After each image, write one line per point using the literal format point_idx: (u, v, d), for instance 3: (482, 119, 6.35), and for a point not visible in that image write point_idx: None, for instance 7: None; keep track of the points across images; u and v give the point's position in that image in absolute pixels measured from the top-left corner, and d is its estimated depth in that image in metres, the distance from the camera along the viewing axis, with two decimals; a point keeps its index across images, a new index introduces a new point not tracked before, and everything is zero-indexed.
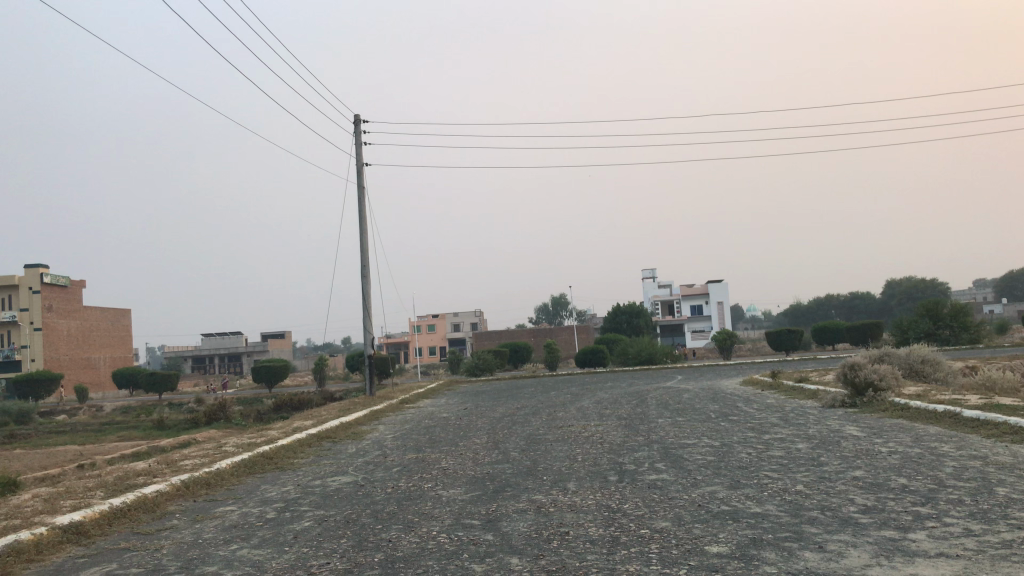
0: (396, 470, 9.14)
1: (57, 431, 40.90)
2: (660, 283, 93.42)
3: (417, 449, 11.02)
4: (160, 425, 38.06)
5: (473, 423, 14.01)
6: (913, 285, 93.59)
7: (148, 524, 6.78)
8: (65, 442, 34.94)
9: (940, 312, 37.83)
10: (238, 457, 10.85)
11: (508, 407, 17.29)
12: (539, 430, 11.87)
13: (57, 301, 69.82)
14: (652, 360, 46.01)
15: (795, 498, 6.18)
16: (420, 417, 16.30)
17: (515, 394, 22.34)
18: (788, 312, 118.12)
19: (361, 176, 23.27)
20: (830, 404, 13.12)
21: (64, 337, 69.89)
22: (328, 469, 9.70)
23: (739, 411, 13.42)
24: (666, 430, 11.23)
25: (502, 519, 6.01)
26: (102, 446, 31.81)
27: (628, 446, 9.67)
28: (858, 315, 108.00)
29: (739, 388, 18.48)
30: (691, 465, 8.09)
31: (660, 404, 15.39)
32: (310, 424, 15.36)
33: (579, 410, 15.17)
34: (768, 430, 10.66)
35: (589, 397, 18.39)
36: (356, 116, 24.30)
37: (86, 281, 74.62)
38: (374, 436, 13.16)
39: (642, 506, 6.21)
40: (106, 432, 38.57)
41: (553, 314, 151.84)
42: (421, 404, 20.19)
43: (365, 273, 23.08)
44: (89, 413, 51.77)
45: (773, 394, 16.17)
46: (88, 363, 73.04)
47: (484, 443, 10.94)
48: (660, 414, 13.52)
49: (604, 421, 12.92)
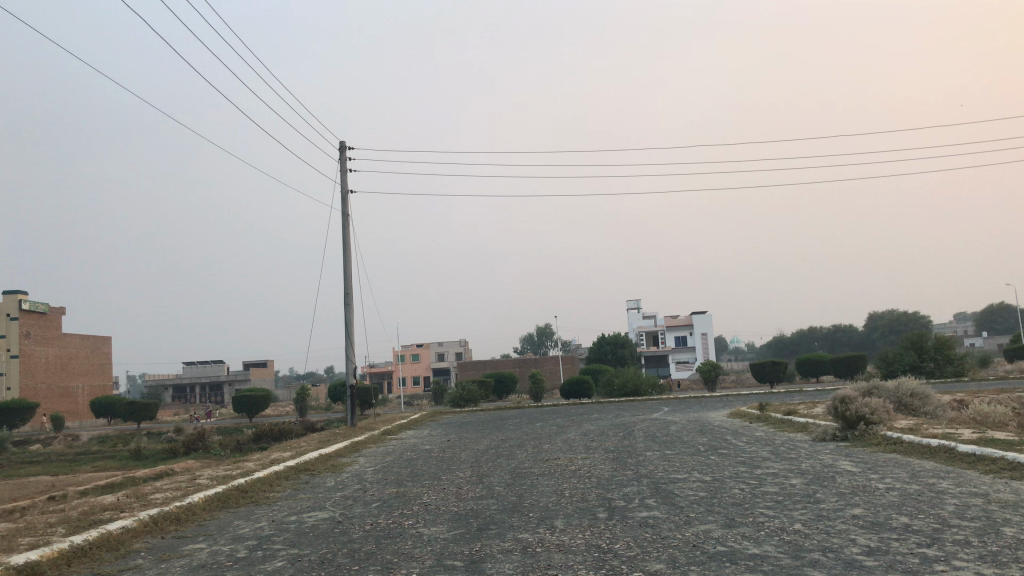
0: (376, 505, 8.79)
1: (31, 461, 40.01)
2: (645, 314, 93.36)
3: (399, 483, 10.66)
4: (137, 455, 37.30)
5: (456, 456, 13.64)
6: (896, 318, 94.01)
7: (109, 564, 6.42)
8: (39, 472, 34.17)
9: (925, 345, 37.83)
10: (212, 490, 10.44)
11: (492, 438, 16.92)
12: (524, 464, 11.53)
13: (34, 329, 68.85)
14: (637, 392, 45.70)
15: (795, 538, 5.89)
16: (401, 449, 15.92)
17: (500, 425, 21.97)
18: (772, 343, 118.32)
19: (345, 204, 23.02)
20: (821, 438, 12.85)
21: (41, 365, 68.83)
22: (305, 503, 9.33)
23: (728, 444, 13.14)
24: (655, 463, 10.92)
25: (486, 561, 5.69)
26: (76, 477, 31.08)
27: (617, 480, 9.36)
28: (841, 347, 108.26)
29: (727, 421, 18.20)
30: (683, 501, 7.78)
31: (649, 437, 15.06)
32: (289, 456, 14.93)
33: (565, 442, 14.83)
34: (760, 464, 10.36)
35: (575, 429, 18.04)
36: (341, 142, 24.13)
37: (66, 308, 73.72)
38: (354, 469, 12.77)
39: (633, 547, 5.90)
40: (81, 462, 37.77)
41: (538, 344, 151.47)
42: (403, 435, 19.78)
43: (348, 301, 22.74)
44: (65, 443, 50.82)
45: (762, 427, 15.89)
46: (65, 392, 71.90)
47: (467, 477, 10.59)
48: (648, 447, 13.23)
49: (591, 454, 12.60)
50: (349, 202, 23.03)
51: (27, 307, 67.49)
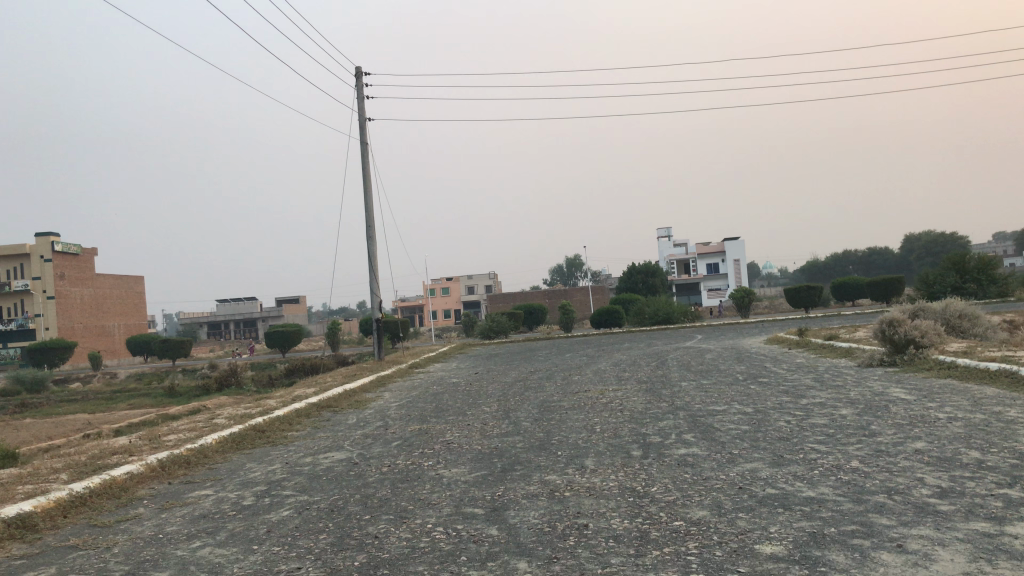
0: (395, 444, 8.29)
1: (71, 399, 40.65)
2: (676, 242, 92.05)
3: (422, 419, 10.22)
4: (173, 393, 37.68)
5: (483, 390, 13.15)
6: (933, 240, 91.76)
7: (108, 514, 5.96)
8: (77, 410, 34.63)
9: (968, 265, 36.49)
10: (227, 430, 10.05)
11: (520, 370, 16.47)
12: (554, 397, 11.01)
13: (68, 270, 69.47)
14: (669, 320, 45.05)
15: (854, 479, 5.26)
16: (427, 383, 15.48)
17: (529, 356, 21.53)
18: (805, 268, 116.48)
19: (363, 132, 22.24)
20: (867, 363, 12.15)
21: (77, 306, 69.67)
22: (324, 443, 8.89)
23: (768, 373, 12.49)
24: (692, 394, 10.31)
25: (509, 508, 5.13)
26: (112, 414, 31.39)
27: (651, 414, 8.77)
28: (877, 271, 106.21)
29: (764, 348, 17.53)
30: (724, 437, 7.16)
31: (683, 366, 14.45)
32: (311, 392, 14.56)
33: (595, 373, 14.28)
34: (805, 393, 9.71)
35: (606, 360, 17.50)
36: (357, 68, 23.17)
37: (98, 249, 74.18)
38: (377, 405, 12.33)
39: (673, 490, 5.31)
40: (117, 400, 38.23)
41: (568, 275, 150.61)
42: (431, 369, 19.39)
43: (370, 234, 22.17)
44: (103, 380, 51.70)
45: (802, 353, 15.22)
46: (102, 331, 73.01)
47: (493, 412, 10.09)
48: (683, 376, 12.62)
49: (624, 386, 12.00)
50: (367, 131, 22.24)
51: (59, 248, 67.89)
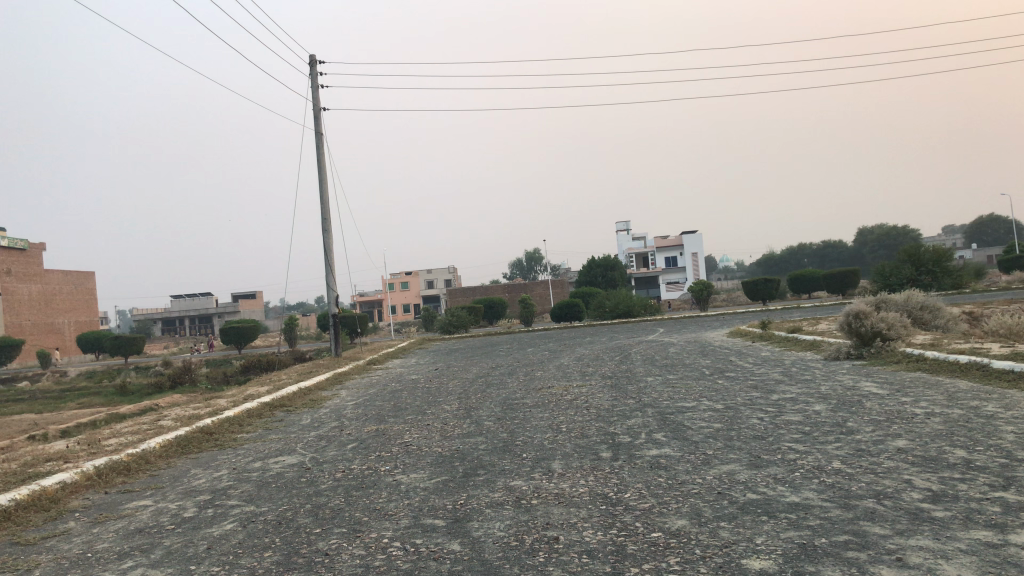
0: (350, 446, 7.84)
1: (17, 399, 39.30)
2: (636, 236, 92.40)
3: (380, 419, 9.77)
4: (124, 391, 36.61)
5: (443, 387, 12.72)
6: (885, 233, 93.38)
7: (35, 529, 5.41)
8: (23, 410, 33.42)
9: (923, 257, 36.94)
10: (173, 432, 9.50)
11: (482, 366, 16.09)
12: (517, 394, 10.65)
13: (15, 265, 67.30)
14: (630, 313, 45.01)
15: (837, 481, 4.98)
16: (386, 380, 15.03)
17: (490, 352, 21.19)
18: (761, 261, 117.88)
19: (318, 123, 21.62)
20: (834, 356, 11.99)
21: (24, 303, 67.58)
22: (275, 447, 8.40)
23: (735, 366, 12.27)
24: (659, 390, 10.02)
25: (472, 519, 4.74)
26: (59, 414, 30.31)
27: (618, 411, 8.45)
28: (831, 263, 107.88)
29: (727, 341, 17.36)
30: (697, 436, 6.85)
31: (647, 360, 14.18)
32: (264, 391, 13.98)
33: (559, 369, 13.94)
34: (775, 388, 9.47)
35: (568, 355, 17.19)
36: (311, 56, 22.52)
37: (46, 244, 71.98)
38: (332, 404, 11.83)
39: (648, 496, 4.97)
40: (66, 399, 37.02)
41: (528, 269, 150.48)
42: (390, 365, 18.91)
43: (326, 227, 21.57)
44: (52, 379, 50.11)
45: (767, 346, 15.04)
46: (52, 328, 70.98)
47: (453, 410, 9.68)
48: (648, 371, 12.34)
49: (588, 381, 11.71)
50: (322, 121, 21.63)
51: (5, 243, 65.69)
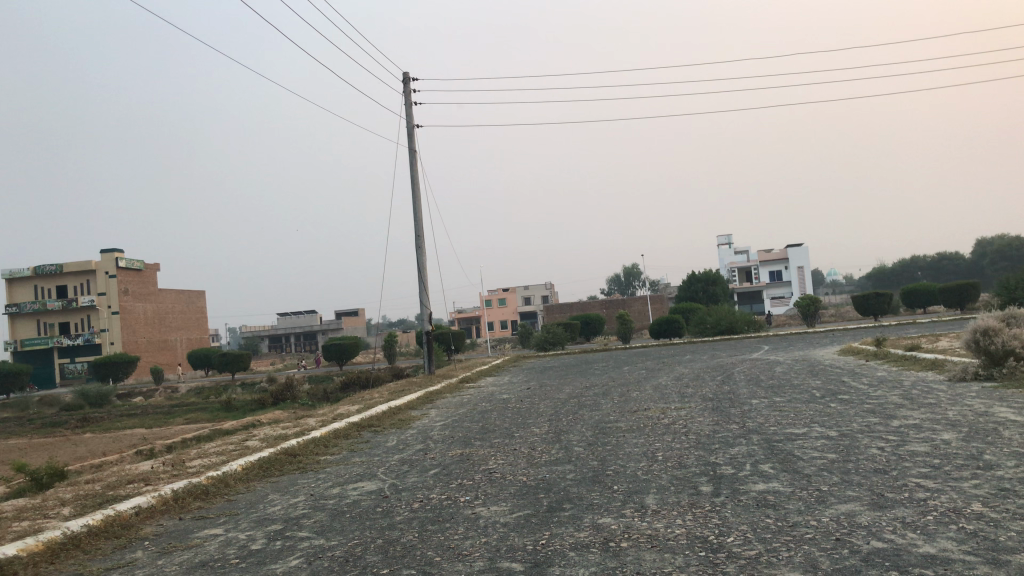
0: (432, 473, 7.45)
1: (130, 414, 41.08)
2: (737, 249, 89.92)
3: (466, 442, 9.39)
4: (230, 407, 37.74)
5: (535, 407, 12.24)
6: (1007, 243, 87.78)
7: (102, 559, 5.23)
8: (136, 425, 34.82)
9: None
10: (258, 453, 9.37)
11: (575, 385, 15.53)
12: (611, 417, 10.06)
13: (132, 285, 70.89)
14: (732, 330, 43.48)
15: (982, 529, 4.23)
16: (477, 399, 14.68)
17: (585, 370, 20.59)
18: (871, 273, 112.71)
19: (411, 140, 21.67)
20: (959, 378, 10.91)
21: (140, 321, 71.07)
22: (356, 470, 8.13)
23: (848, 388, 11.30)
24: (765, 414, 9.25)
25: (554, 563, 4.26)
26: (168, 430, 31.42)
27: (720, 438, 7.77)
28: (947, 276, 102.14)
29: (838, 359, 16.23)
30: (808, 468, 6.14)
31: (751, 381, 13.30)
32: (354, 410, 13.85)
33: (655, 389, 13.25)
34: (895, 412, 8.56)
35: (666, 374, 16.41)
36: (405, 74, 22.61)
37: (160, 264, 75.58)
38: (420, 424, 11.56)
39: (754, 542, 4.34)
40: (175, 414, 38.41)
41: (626, 285, 148.71)
42: (481, 383, 18.56)
43: (419, 244, 21.53)
44: (164, 394, 52.35)
45: (883, 366, 13.92)
46: (165, 345, 74.37)
47: (543, 434, 9.18)
48: (752, 393, 11.51)
49: (687, 404, 11.00)
50: (416, 138, 21.65)
51: (123, 265, 69.35)
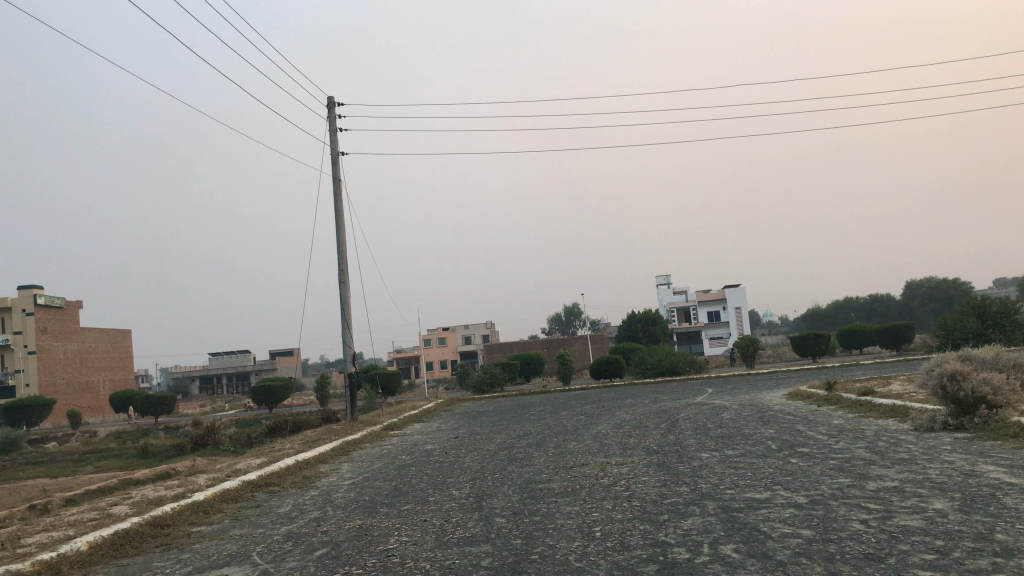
0: (319, 555, 5.99)
1: (37, 461, 38.12)
2: (677, 289, 90.25)
3: (371, 508, 7.92)
4: (145, 453, 35.22)
5: (459, 462, 10.83)
6: (935, 285, 89.86)
7: None
8: (40, 475, 32.07)
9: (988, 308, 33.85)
10: (117, 525, 7.72)
11: (509, 434, 14.15)
12: (544, 475, 8.75)
13: (51, 323, 67.23)
14: (673, 371, 42.65)
15: None
16: (396, 451, 13.18)
17: (520, 415, 19.21)
18: (805, 313, 114.33)
19: (336, 167, 20.25)
20: (928, 427, 9.93)
21: (59, 361, 67.30)
22: (229, 549, 6.57)
23: (805, 439, 10.16)
24: (720, 473, 8.05)
25: None
26: (72, 479, 28.90)
27: (669, 506, 6.53)
28: (879, 317, 104.17)
29: (789, 404, 15.17)
30: (781, 552, 4.89)
31: (699, 430, 12.10)
32: (256, 465, 12.23)
33: (594, 439, 11.97)
34: (868, 471, 7.43)
35: (607, 421, 15.15)
36: (330, 98, 21.28)
37: (82, 301, 71.99)
38: (326, 483, 10.07)
39: None
40: (86, 462, 35.66)
41: (567, 324, 148.56)
42: (406, 431, 16.99)
43: (343, 278, 20.02)
44: (80, 440, 49.11)
45: (838, 412, 12.88)
46: (86, 386, 70.54)
47: (464, 498, 7.81)
48: (701, 445, 10.33)
49: (631, 458, 9.74)
50: (340, 166, 20.26)
51: (42, 301, 65.83)
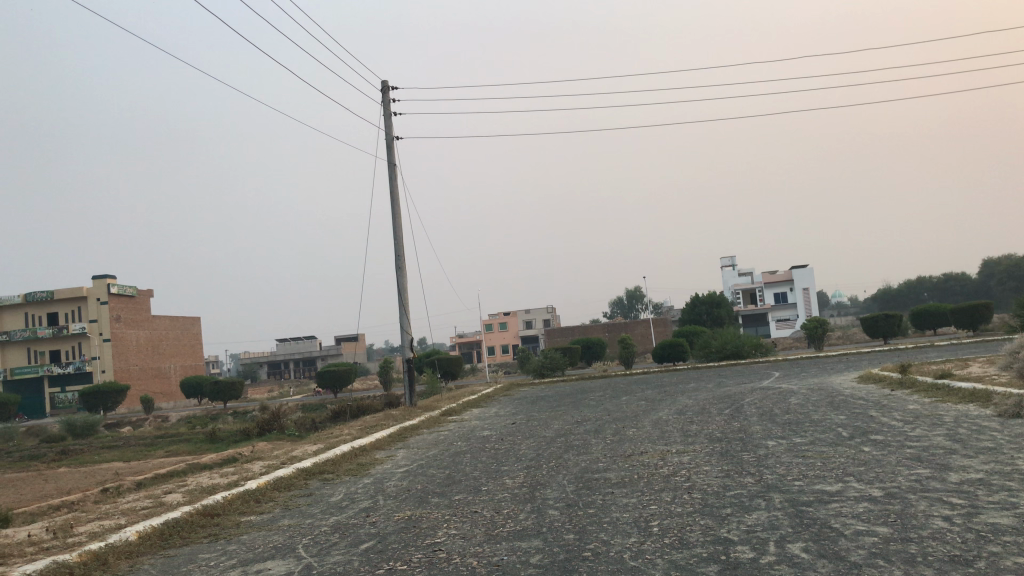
0: (364, 548, 5.80)
1: (112, 445, 39.38)
2: (741, 271, 88.44)
3: (421, 498, 7.72)
4: (214, 438, 36.05)
5: (515, 449, 10.57)
6: (1014, 263, 86.06)
7: None
8: (114, 458, 33.14)
9: None
10: (170, 514, 7.70)
11: (567, 420, 13.87)
12: (601, 464, 8.43)
13: (125, 312, 69.42)
14: (737, 354, 41.72)
15: None
16: (453, 437, 13.01)
17: (579, 400, 18.90)
18: (875, 293, 110.82)
19: (391, 152, 20.15)
20: (1012, 413, 9.30)
21: (133, 348, 69.48)
22: (276, 540, 6.45)
23: (878, 425, 9.61)
24: (786, 462, 7.61)
25: None
26: (144, 463, 29.69)
27: (732, 499, 6.14)
28: (954, 297, 100.41)
29: (860, 388, 14.51)
30: (854, 553, 4.48)
31: (765, 416, 11.61)
32: (312, 452, 12.20)
33: (655, 425, 11.59)
34: (950, 461, 6.90)
35: (668, 407, 14.73)
36: (384, 82, 21.16)
37: (153, 290, 74.13)
38: (380, 471, 9.96)
39: None
40: (158, 446, 36.69)
41: (628, 307, 147.34)
42: (464, 417, 16.83)
43: (399, 264, 19.97)
44: (154, 424, 50.67)
45: (913, 396, 12.22)
46: (159, 373, 72.77)
47: (518, 488, 7.55)
48: (767, 432, 9.88)
49: (693, 446, 9.33)
50: (395, 151, 20.15)
51: (116, 291, 67.97)
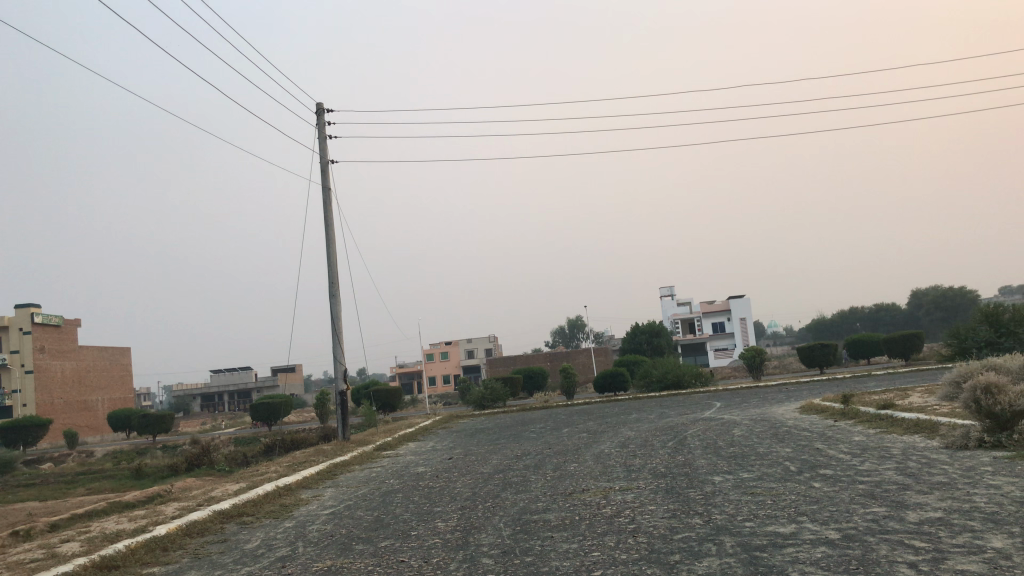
0: None
1: (29, 483, 37.30)
2: (681, 301, 89.39)
3: (344, 545, 7.08)
4: (138, 474, 34.38)
5: (450, 488, 9.96)
6: (940, 294, 88.82)
7: None
8: (29, 498, 31.28)
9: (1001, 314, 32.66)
10: (58, 569, 6.86)
11: (506, 455, 13.30)
12: (541, 504, 7.90)
13: (48, 342, 66.51)
14: (678, 384, 41.72)
15: None
16: (385, 475, 12.33)
17: (519, 433, 18.35)
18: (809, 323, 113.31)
19: (325, 176, 19.49)
20: (961, 445, 9.06)
21: (57, 380, 66.52)
22: None
23: (826, 459, 9.29)
24: (735, 500, 7.19)
25: None
26: (61, 502, 28.02)
27: (681, 543, 5.67)
28: (885, 327, 103.10)
29: (803, 419, 14.27)
30: None
31: (711, 449, 11.25)
32: (232, 492, 11.37)
33: (597, 460, 11.11)
34: (906, 499, 6.54)
35: (611, 439, 14.29)
36: (319, 104, 20.58)
37: (80, 319, 71.34)
38: (303, 513, 9.24)
39: None
40: (77, 484, 34.80)
41: (570, 336, 147.68)
42: (399, 452, 16.12)
43: (333, 292, 19.25)
44: (77, 460, 48.30)
45: (857, 428, 11.99)
46: (84, 406, 69.77)
47: (450, 533, 6.96)
48: (713, 466, 9.49)
49: (636, 482, 8.87)
50: (330, 174, 19.50)
51: (39, 320, 65.16)
